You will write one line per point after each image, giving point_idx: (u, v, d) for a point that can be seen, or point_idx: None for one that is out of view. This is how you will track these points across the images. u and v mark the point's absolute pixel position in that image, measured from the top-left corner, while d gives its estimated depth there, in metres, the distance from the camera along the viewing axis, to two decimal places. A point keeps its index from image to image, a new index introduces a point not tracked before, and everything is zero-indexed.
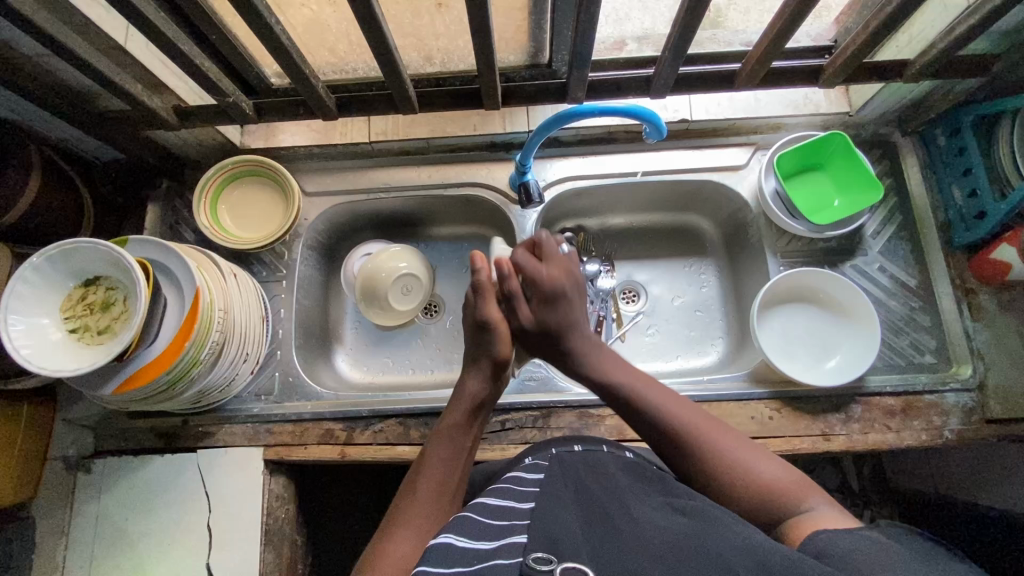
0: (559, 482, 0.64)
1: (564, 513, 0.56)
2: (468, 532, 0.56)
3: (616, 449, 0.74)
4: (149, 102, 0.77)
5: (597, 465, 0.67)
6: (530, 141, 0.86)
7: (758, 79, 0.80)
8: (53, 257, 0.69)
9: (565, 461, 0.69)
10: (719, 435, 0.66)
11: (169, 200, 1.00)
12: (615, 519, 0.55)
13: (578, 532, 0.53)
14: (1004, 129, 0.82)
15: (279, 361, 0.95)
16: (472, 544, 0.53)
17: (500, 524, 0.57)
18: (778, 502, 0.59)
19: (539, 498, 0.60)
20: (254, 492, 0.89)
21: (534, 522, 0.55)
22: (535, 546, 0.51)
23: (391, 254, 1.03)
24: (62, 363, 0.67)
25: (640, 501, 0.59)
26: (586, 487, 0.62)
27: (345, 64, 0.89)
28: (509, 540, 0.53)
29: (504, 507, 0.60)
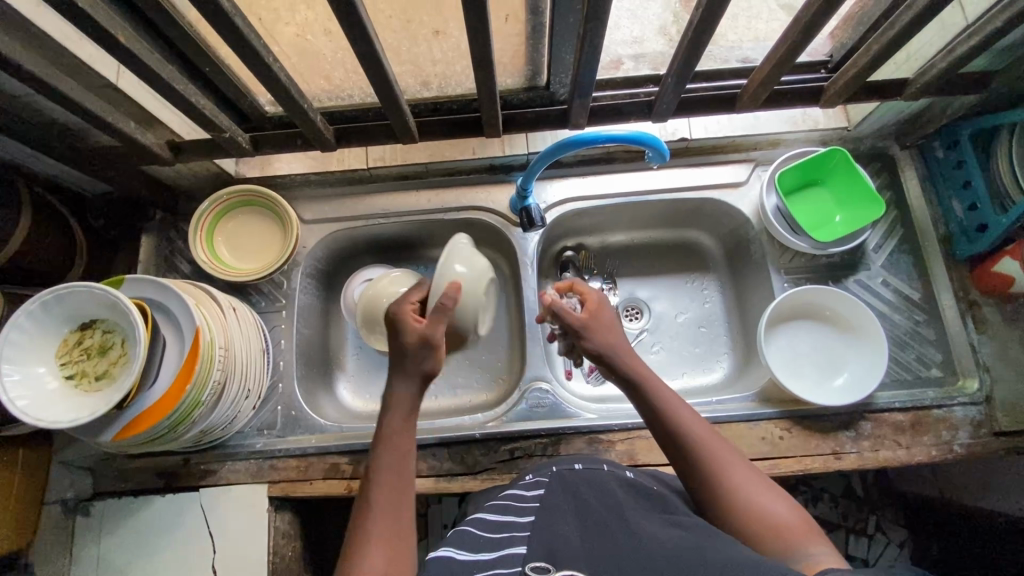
0: (559, 496, 0.63)
1: (564, 528, 0.57)
2: (469, 545, 0.57)
3: (617, 468, 0.72)
4: (142, 139, 0.75)
5: (598, 482, 0.66)
6: (532, 166, 0.85)
7: (760, 101, 0.80)
8: (48, 301, 0.67)
9: (566, 477, 0.68)
10: (736, 467, 0.62)
11: (163, 232, 0.98)
12: (615, 534, 0.55)
13: (579, 549, 0.53)
14: (1003, 142, 0.83)
15: (281, 395, 0.94)
16: (472, 556, 0.55)
17: (499, 536, 0.58)
18: (777, 540, 0.55)
19: (539, 512, 0.60)
20: (259, 531, 0.86)
21: (534, 534, 0.56)
22: (534, 556, 0.53)
23: (391, 280, 0.99)
24: (59, 414, 0.65)
25: (641, 515, 0.59)
26: (585, 500, 0.62)
27: (341, 91, 0.87)
28: (509, 551, 0.55)
29: (503, 521, 0.61)
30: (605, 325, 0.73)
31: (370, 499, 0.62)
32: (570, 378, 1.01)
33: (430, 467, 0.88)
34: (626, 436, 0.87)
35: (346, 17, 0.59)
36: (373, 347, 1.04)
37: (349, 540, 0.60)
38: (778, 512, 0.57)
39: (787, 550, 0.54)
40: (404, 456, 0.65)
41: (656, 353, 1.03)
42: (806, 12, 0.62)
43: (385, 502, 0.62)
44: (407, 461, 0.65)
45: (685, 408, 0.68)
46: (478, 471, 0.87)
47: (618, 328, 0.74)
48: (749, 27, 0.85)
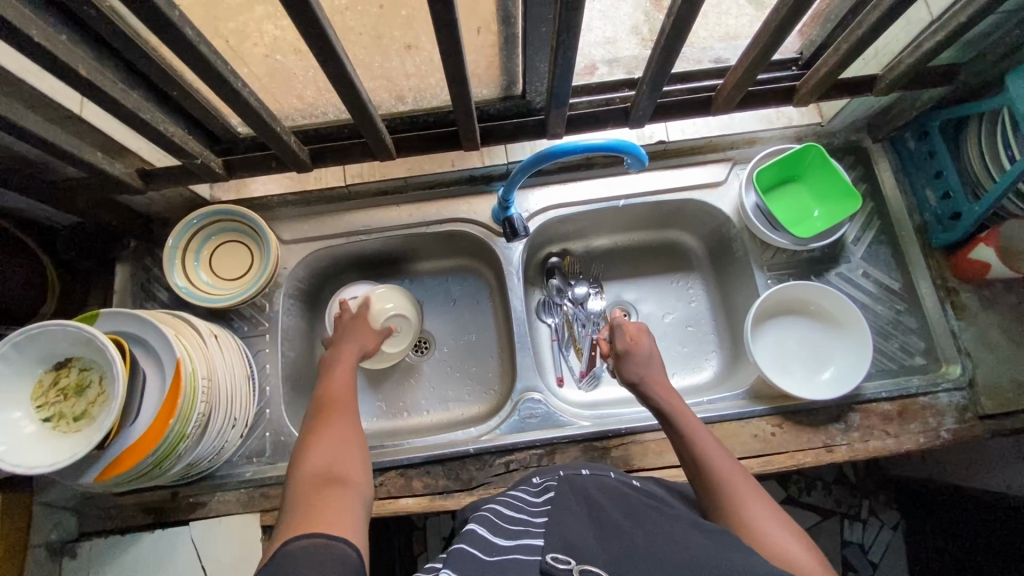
0: (570, 497, 0.63)
1: (578, 526, 0.56)
2: (489, 529, 0.58)
3: (623, 477, 0.71)
4: (110, 168, 0.73)
5: (605, 485, 0.66)
6: (514, 178, 0.84)
7: (734, 102, 0.81)
8: (19, 343, 0.65)
9: (575, 481, 0.68)
10: (757, 496, 0.64)
11: (138, 260, 0.96)
12: (629, 532, 0.55)
13: (596, 545, 0.53)
14: (971, 132, 0.85)
15: (269, 421, 0.92)
16: (491, 537, 0.56)
17: (516, 527, 0.58)
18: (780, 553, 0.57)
19: (552, 510, 0.60)
20: (253, 562, 0.84)
21: (549, 528, 0.56)
22: (553, 546, 0.53)
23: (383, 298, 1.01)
24: (37, 459, 0.63)
25: (652, 515, 0.59)
26: (597, 501, 0.62)
27: (315, 108, 0.86)
28: (525, 540, 0.55)
29: (518, 516, 0.61)
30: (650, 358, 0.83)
31: (327, 421, 0.73)
32: (561, 385, 1.01)
33: (425, 485, 0.87)
34: (621, 442, 0.87)
35: (314, 38, 0.57)
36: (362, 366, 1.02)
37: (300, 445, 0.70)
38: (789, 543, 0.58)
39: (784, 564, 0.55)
40: (350, 390, 0.79)
41: None
42: (774, 15, 0.63)
43: (327, 414, 0.74)
44: (348, 390, 0.79)
45: (708, 437, 0.72)
46: (474, 486, 0.86)
47: (656, 363, 0.82)
48: (720, 24, 0.87)
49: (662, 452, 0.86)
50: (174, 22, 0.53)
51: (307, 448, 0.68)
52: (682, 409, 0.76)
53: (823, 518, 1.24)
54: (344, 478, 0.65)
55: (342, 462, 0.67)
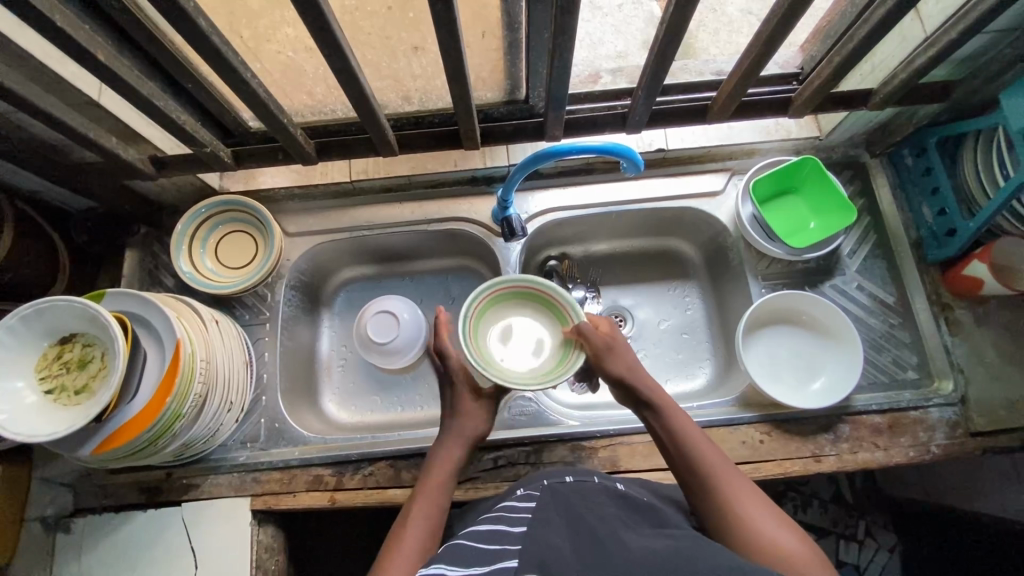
0: (549, 508, 0.63)
1: (554, 539, 0.56)
2: (463, 559, 0.57)
3: (607, 480, 0.72)
4: (124, 154, 0.76)
5: (588, 494, 0.66)
6: (512, 177, 0.86)
7: (730, 111, 0.82)
8: (26, 316, 0.68)
9: (558, 490, 0.67)
10: (748, 493, 0.65)
11: (147, 246, 1.00)
12: (605, 541, 0.56)
13: (573, 563, 0.52)
14: (968, 150, 0.86)
15: (264, 408, 0.93)
16: (464, 570, 0.55)
17: (491, 548, 0.57)
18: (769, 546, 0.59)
19: (532, 523, 0.59)
20: (241, 545, 0.85)
21: (527, 545, 0.55)
22: (528, 567, 0.52)
23: (505, 299, 0.84)
24: (36, 427, 0.65)
25: (628, 529, 0.60)
26: (577, 512, 0.62)
27: (323, 106, 0.89)
28: (499, 565, 0.54)
29: (496, 531, 0.61)
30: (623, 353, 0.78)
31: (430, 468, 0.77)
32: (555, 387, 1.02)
33: (413, 478, 0.87)
34: (609, 443, 0.88)
35: (319, 32, 0.60)
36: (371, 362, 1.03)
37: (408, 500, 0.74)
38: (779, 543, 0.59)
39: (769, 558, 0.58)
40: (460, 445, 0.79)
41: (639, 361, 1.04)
42: (766, 26, 0.65)
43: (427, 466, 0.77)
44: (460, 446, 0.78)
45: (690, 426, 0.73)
46: (461, 481, 0.87)
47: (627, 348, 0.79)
48: (730, 42, 0.93)
49: (650, 455, 0.87)
50: (187, 12, 0.56)
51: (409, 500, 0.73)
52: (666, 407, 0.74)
53: (817, 537, 1.21)
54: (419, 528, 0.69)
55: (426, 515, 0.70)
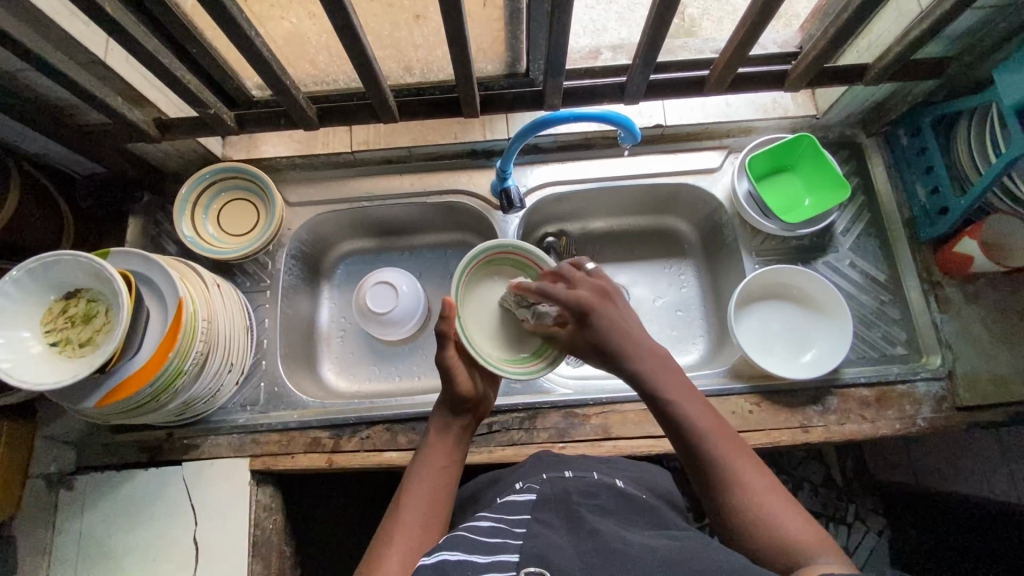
0: (549, 507, 0.63)
1: (556, 537, 0.56)
2: (463, 547, 0.57)
3: (607, 477, 0.73)
4: (128, 114, 0.78)
5: (588, 492, 0.67)
6: (510, 148, 0.88)
7: (727, 83, 0.83)
8: (33, 269, 0.69)
9: (557, 488, 0.68)
10: (755, 470, 0.61)
11: (150, 214, 0.99)
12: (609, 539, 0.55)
13: (574, 556, 0.52)
14: (962, 128, 0.86)
15: (264, 372, 0.95)
16: (466, 555, 0.55)
17: (492, 539, 0.57)
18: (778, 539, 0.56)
19: (532, 521, 0.60)
20: (239, 504, 0.87)
21: (527, 540, 0.56)
22: (528, 561, 0.52)
23: (499, 267, 0.82)
24: (41, 376, 0.67)
25: (628, 529, 0.59)
26: (577, 512, 0.62)
27: (326, 75, 0.90)
28: (501, 555, 0.54)
29: (496, 527, 0.60)
30: (601, 325, 0.70)
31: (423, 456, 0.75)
32: None
33: (409, 441, 0.89)
34: (601, 410, 0.90)
35: None
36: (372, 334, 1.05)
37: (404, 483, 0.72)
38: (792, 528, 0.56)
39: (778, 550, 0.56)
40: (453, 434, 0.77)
41: None
42: None
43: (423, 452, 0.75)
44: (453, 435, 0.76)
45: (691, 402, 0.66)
46: None
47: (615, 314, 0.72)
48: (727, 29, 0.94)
49: (641, 422, 0.89)
50: None
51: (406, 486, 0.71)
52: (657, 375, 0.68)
53: None
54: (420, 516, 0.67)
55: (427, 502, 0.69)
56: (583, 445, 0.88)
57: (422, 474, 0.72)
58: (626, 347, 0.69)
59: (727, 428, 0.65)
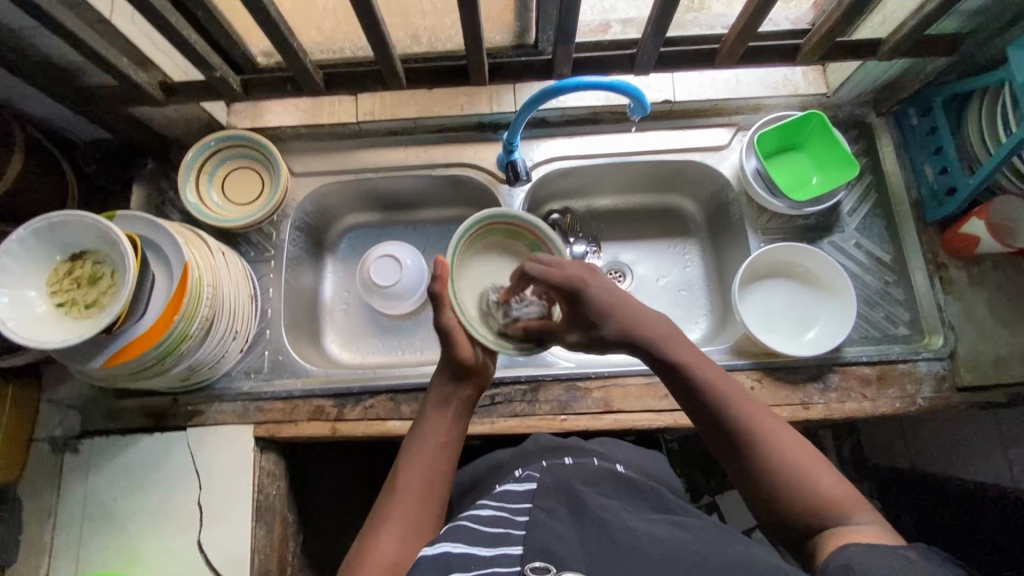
0: (551, 495, 0.64)
1: (560, 532, 0.57)
2: (465, 538, 0.57)
3: (607, 463, 0.74)
4: (134, 76, 0.77)
5: (589, 477, 0.68)
6: (518, 118, 0.87)
7: (738, 56, 0.82)
8: (39, 230, 0.69)
9: (557, 471, 0.69)
10: (781, 432, 0.62)
11: (154, 182, 0.99)
12: (612, 531, 0.56)
13: (578, 555, 0.53)
14: (973, 108, 0.86)
15: (268, 340, 0.96)
16: (470, 549, 0.56)
17: (496, 533, 0.58)
18: (815, 500, 0.58)
19: (534, 510, 0.61)
20: (243, 470, 0.88)
21: (530, 534, 0.57)
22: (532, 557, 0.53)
23: (494, 236, 0.79)
24: (48, 336, 0.67)
25: (630, 515, 0.60)
26: (579, 499, 0.62)
27: (333, 43, 0.90)
28: (505, 551, 0.55)
29: (499, 517, 0.61)
30: (592, 303, 0.68)
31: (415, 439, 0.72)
32: None
33: (412, 411, 0.90)
34: (603, 384, 0.90)
35: None
36: (376, 308, 1.05)
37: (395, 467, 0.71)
38: (830, 489, 0.58)
39: (815, 509, 0.57)
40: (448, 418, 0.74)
41: None
42: None
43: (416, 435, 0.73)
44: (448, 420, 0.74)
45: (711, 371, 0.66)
46: None
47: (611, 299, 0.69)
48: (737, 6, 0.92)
49: (642, 397, 0.89)
50: None
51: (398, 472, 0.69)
52: (675, 345, 0.67)
53: None
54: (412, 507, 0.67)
55: (419, 493, 0.68)
56: (584, 418, 0.89)
57: (421, 451, 0.71)
58: (636, 324, 0.67)
59: (744, 392, 0.65)
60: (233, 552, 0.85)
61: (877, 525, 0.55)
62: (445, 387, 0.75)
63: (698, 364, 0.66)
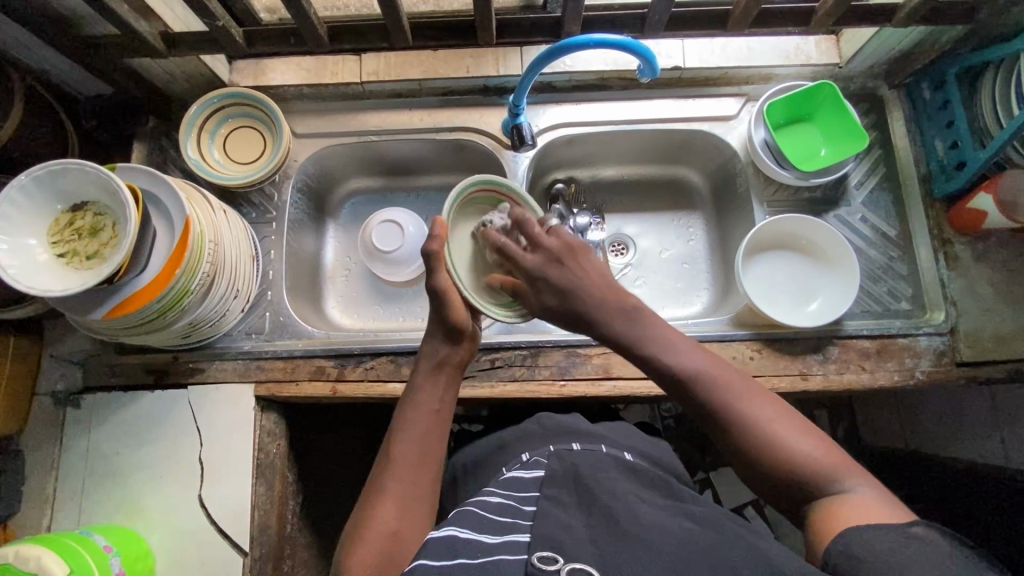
0: (559, 483, 0.64)
1: (569, 521, 0.56)
2: (472, 523, 0.57)
3: (616, 452, 0.75)
4: (135, 25, 0.75)
5: (598, 466, 0.68)
6: (524, 79, 0.85)
7: (751, 19, 0.80)
8: (40, 177, 0.69)
9: (566, 459, 0.69)
10: (766, 405, 0.62)
11: (155, 139, 0.98)
12: (620, 520, 0.55)
13: (585, 542, 0.53)
14: (988, 80, 0.84)
15: (270, 302, 0.96)
16: (476, 535, 0.55)
17: (504, 519, 0.58)
18: (810, 472, 0.58)
19: (542, 499, 0.61)
20: (244, 427, 0.89)
21: (538, 520, 0.56)
22: (539, 544, 0.52)
23: (477, 205, 0.80)
24: (48, 283, 0.67)
25: (639, 502, 0.60)
26: (589, 486, 0.62)
27: (338, 0, 0.90)
28: (511, 536, 0.55)
29: (506, 505, 0.61)
30: (551, 279, 0.70)
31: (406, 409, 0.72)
32: None
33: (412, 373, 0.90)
34: (603, 351, 0.90)
35: None
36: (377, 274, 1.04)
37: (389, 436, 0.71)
38: (819, 455, 0.58)
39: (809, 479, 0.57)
40: (437, 388, 0.74)
41: (639, 286, 1.06)
42: None
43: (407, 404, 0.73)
44: (439, 389, 0.74)
45: (691, 351, 0.66)
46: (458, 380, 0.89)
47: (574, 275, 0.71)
48: None
49: None
50: None
51: (393, 442, 0.70)
52: (643, 330, 0.68)
53: None
54: (409, 475, 0.67)
55: (415, 463, 0.68)
56: (583, 384, 0.89)
57: (414, 421, 0.71)
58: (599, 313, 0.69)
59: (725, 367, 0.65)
60: (234, 507, 0.86)
61: (868, 488, 0.56)
62: (436, 352, 0.76)
63: (671, 347, 0.66)
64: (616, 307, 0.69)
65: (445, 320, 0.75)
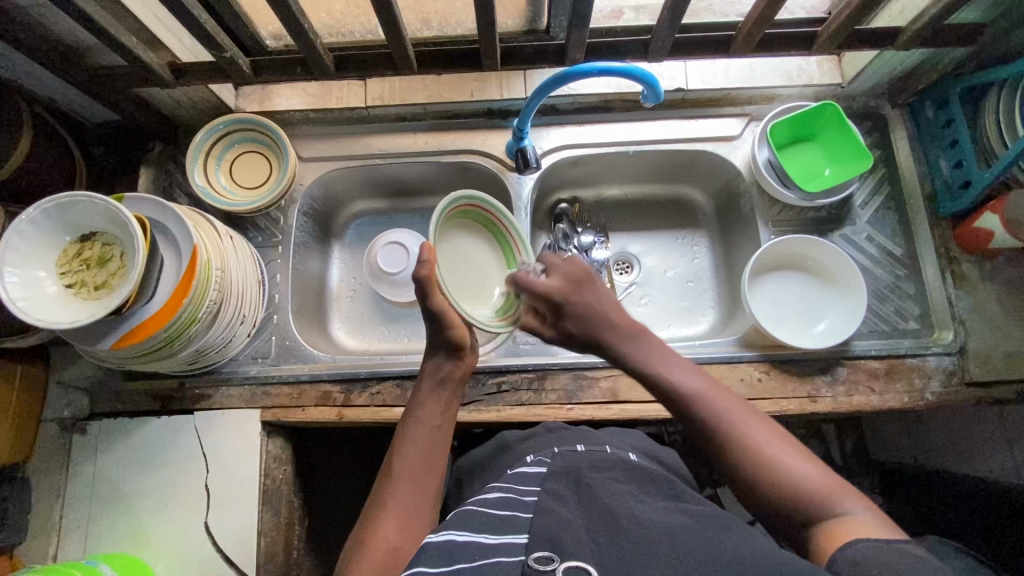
0: (560, 482, 0.64)
1: (568, 517, 0.55)
2: (470, 526, 0.57)
3: (618, 451, 0.75)
4: (143, 56, 0.76)
5: (599, 464, 0.68)
6: (528, 105, 0.86)
7: (754, 43, 0.81)
8: (48, 210, 0.69)
9: (569, 460, 0.69)
10: (753, 422, 0.60)
11: (162, 165, 0.99)
12: (619, 518, 0.55)
13: (583, 539, 0.52)
14: (991, 101, 0.84)
15: (276, 326, 0.95)
16: (474, 538, 0.55)
17: (501, 518, 0.57)
18: (801, 495, 0.55)
19: (542, 496, 0.60)
20: (251, 453, 0.89)
21: (536, 517, 0.56)
22: (537, 544, 0.51)
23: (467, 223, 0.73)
24: (55, 316, 0.67)
25: (635, 500, 0.60)
26: (588, 485, 0.62)
27: (343, 27, 0.91)
28: (510, 536, 0.54)
29: (506, 500, 0.62)
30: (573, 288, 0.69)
31: (409, 424, 0.72)
32: None
33: None
34: (610, 373, 0.90)
35: None
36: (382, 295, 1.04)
37: (392, 450, 0.71)
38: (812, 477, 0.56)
39: (797, 501, 0.55)
40: (440, 402, 0.74)
41: (644, 306, 1.06)
42: None
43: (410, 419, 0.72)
44: (441, 403, 0.74)
45: (685, 366, 0.65)
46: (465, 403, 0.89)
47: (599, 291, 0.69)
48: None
49: None
50: None
51: (395, 457, 0.69)
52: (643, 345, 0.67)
53: None
54: (411, 491, 0.67)
55: (416, 479, 0.68)
56: (591, 407, 0.89)
57: (416, 437, 0.70)
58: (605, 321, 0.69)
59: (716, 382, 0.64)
60: (240, 534, 0.85)
61: (869, 513, 0.53)
62: (439, 368, 0.75)
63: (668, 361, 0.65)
64: (613, 326, 0.66)
65: (449, 338, 0.74)
